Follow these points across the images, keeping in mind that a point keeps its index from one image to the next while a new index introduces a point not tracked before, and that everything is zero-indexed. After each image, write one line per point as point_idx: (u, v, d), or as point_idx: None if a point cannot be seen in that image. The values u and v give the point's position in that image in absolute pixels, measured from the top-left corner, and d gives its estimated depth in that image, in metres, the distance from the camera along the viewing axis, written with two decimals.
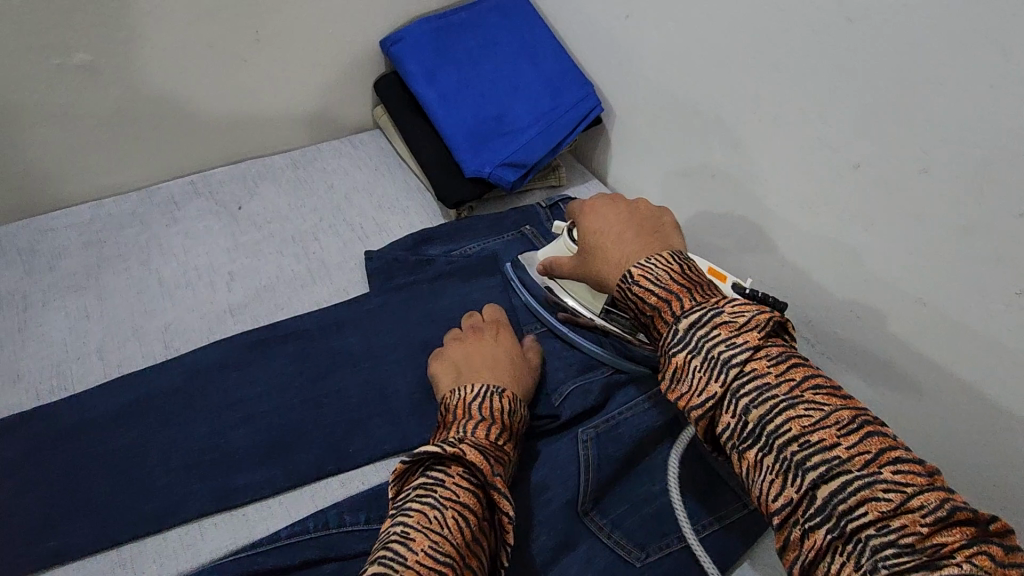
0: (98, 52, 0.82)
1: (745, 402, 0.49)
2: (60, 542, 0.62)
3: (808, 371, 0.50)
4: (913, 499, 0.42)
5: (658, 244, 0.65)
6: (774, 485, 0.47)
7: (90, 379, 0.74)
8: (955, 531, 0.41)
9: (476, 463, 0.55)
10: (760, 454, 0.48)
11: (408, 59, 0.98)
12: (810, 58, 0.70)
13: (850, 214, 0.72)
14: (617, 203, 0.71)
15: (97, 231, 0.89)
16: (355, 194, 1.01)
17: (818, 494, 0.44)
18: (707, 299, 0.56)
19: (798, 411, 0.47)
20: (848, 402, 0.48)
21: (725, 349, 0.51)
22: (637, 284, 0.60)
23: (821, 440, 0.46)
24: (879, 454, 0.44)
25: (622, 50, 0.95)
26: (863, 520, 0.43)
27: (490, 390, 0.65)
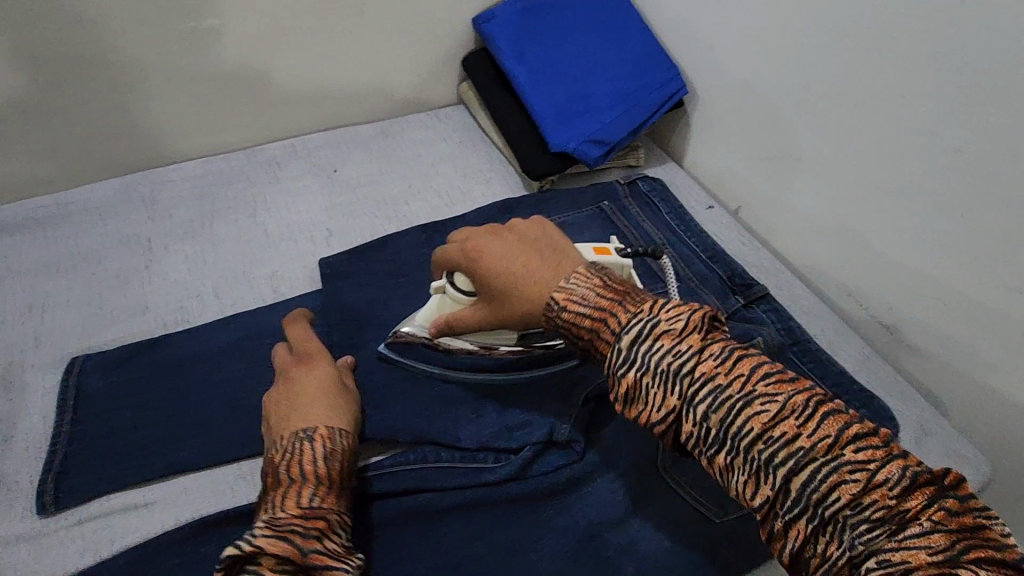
0: (228, 16, 0.89)
1: (704, 409, 0.50)
2: (181, 454, 0.67)
3: (755, 363, 0.51)
4: (877, 473, 0.45)
5: (565, 262, 0.64)
6: (749, 485, 0.48)
7: (207, 315, 0.81)
8: (918, 495, 0.44)
9: (280, 551, 0.50)
10: (729, 458, 0.49)
11: (499, 36, 1.02)
12: (916, 46, 0.73)
13: (943, 200, 0.75)
14: (502, 236, 0.67)
15: (209, 184, 0.96)
16: (441, 164, 1.06)
17: (790, 487, 0.46)
18: (644, 306, 0.56)
19: (755, 408, 0.48)
20: (798, 385, 0.49)
21: (673, 359, 0.51)
22: (566, 311, 0.60)
23: (783, 434, 0.47)
24: (838, 436, 0.46)
25: (714, 36, 0.98)
26: (837, 504, 0.45)
27: (296, 442, 0.60)
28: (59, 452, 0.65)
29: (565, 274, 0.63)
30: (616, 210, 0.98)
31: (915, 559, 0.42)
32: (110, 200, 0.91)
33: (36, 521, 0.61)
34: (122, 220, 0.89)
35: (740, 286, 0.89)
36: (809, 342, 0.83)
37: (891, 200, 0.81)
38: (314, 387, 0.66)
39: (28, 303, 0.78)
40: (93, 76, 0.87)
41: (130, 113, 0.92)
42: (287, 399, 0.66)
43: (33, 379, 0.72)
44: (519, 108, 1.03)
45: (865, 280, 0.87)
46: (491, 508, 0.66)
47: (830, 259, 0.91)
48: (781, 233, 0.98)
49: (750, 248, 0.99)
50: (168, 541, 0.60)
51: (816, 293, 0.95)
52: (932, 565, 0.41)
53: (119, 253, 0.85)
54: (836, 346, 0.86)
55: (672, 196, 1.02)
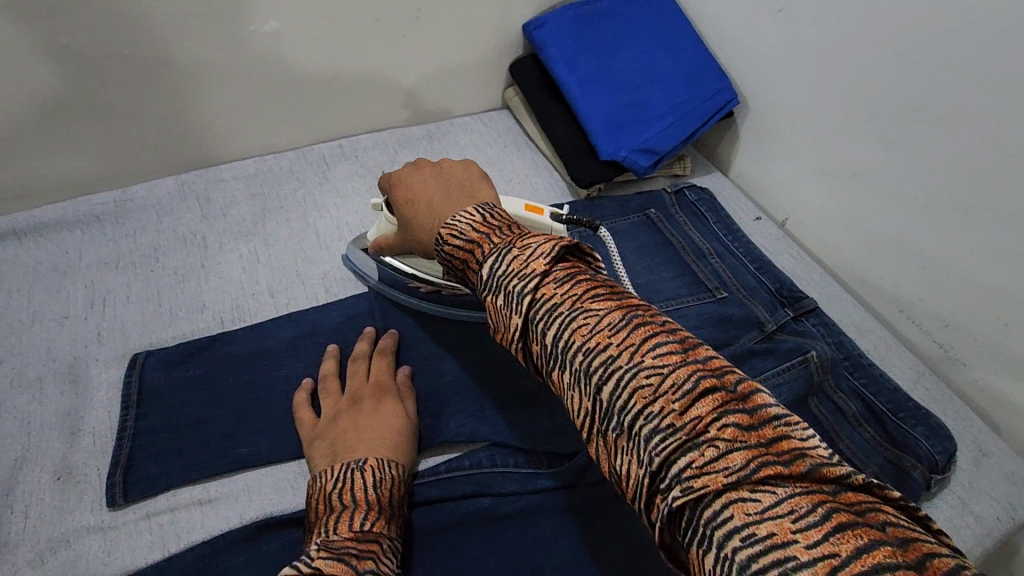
0: (286, 21, 0.90)
1: (537, 325, 0.46)
2: (245, 451, 0.68)
3: (587, 280, 0.46)
4: (673, 380, 0.40)
5: (467, 198, 0.60)
6: (576, 401, 0.44)
7: (263, 314, 0.82)
8: (707, 402, 0.38)
9: (342, 570, 0.45)
10: (557, 373, 0.45)
11: (550, 43, 1.02)
12: (989, 65, 0.71)
13: (1013, 218, 0.73)
14: (423, 169, 0.66)
15: (261, 184, 0.97)
16: (487, 168, 1.06)
17: (602, 399, 0.42)
18: (508, 237, 0.51)
19: (578, 321, 0.44)
20: (624, 300, 0.45)
21: (514, 280, 0.47)
22: (445, 245, 0.55)
23: (595, 345, 0.43)
24: (643, 343, 0.42)
25: (769, 47, 0.97)
26: (637, 414, 0.40)
27: (348, 470, 0.59)
28: (126, 446, 0.67)
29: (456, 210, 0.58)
30: (663, 218, 0.98)
31: (711, 481, 0.36)
32: (166, 199, 0.92)
33: (106, 515, 0.63)
34: (177, 219, 0.91)
35: (789, 299, 0.88)
36: (861, 357, 0.82)
37: (953, 218, 0.79)
38: (385, 419, 0.67)
39: (91, 299, 0.80)
40: (154, 78, 0.88)
41: (188, 116, 0.93)
42: (354, 429, 0.65)
43: (98, 374, 0.73)
44: (569, 115, 1.04)
45: (918, 297, 0.86)
46: (545, 514, 0.67)
47: (881, 274, 0.91)
48: (831, 245, 0.97)
49: (798, 260, 0.98)
50: (234, 537, 0.61)
51: (866, 307, 0.95)
52: (725, 486, 0.35)
53: (176, 251, 0.87)
54: (888, 362, 0.86)
55: (719, 206, 1.01)
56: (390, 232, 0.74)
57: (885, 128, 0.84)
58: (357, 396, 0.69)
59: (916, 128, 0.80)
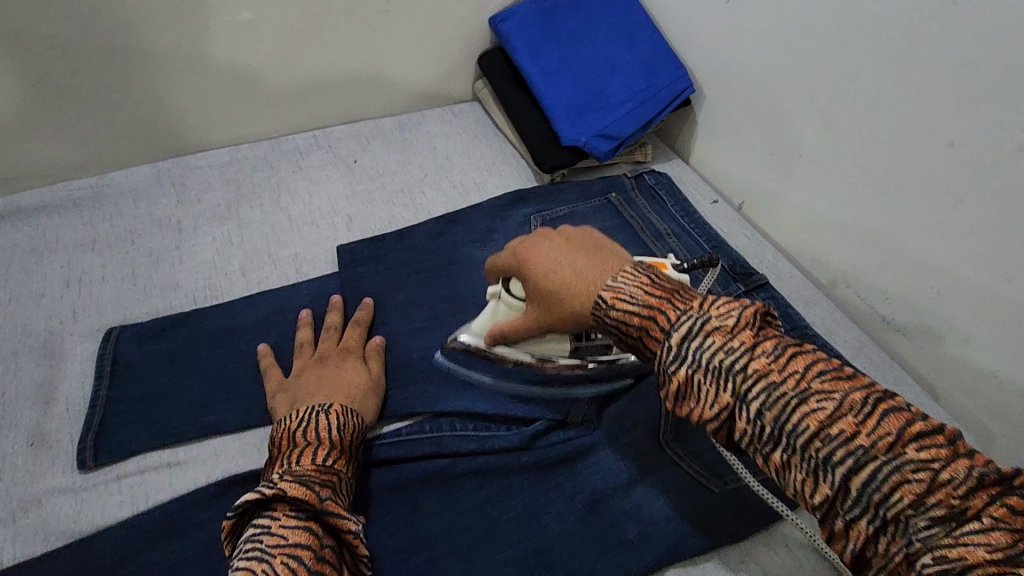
0: (259, 11, 0.94)
1: (758, 406, 0.49)
2: (213, 418, 0.71)
3: (809, 360, 0.49)
4: (942, 472, 0.42)
5: (613, 259, 0.64)
6: (807, 483, 0.46)
7: (235, 293, 0.85)
8: (980, 494, 0.41)
9: (299, 496, 0.54)
10: (785, 455, 0.48)
11: (514, 35, 1.07)
12: (914, 49, 0.77)
13: (941, 190, 0.79)
14: (552, 237, 0.68)
15: (236, 172, 1.00)
16: (456, 156, 1.10)
17: (851, 487, 0.44)
18: (691, 304, 0.55)
19: (810, 405, 0.47)
20: (856, 382, 0.48)
21: (726, 356, 0.51)
22: (613, 309, 0.58)
23: (840, 432, 0.45)
24: (900, 434, 0.44)
25: (721, 37, 1.02)
26: (900, 504, 0.42)
27: (314, 412, 0.65)
28: (97, 413, 0.70)
29: (610, 273, 0.62)
30: (623, 201, 1.03)
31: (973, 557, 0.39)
32: (142, 185, 0.96)
33: (77, 477, 0.66)
34: (153, 204, 0.94)
35: (740, 276, 0.93)
36: (806, 329, 0.87)
37: (892, 194, 0.84)
38: (347, 371, 0.73)
39: (67, 278, 0.83)
40: (129, 68, 0.91)
41: (163, 106, 0.96)
42: (322, 380, 0.71)
43: (72, 348, 0.76)
44: (534, 104, 1.08)
45: (862, 272, 0.91)
46: (500, 472, 0.70)
47: (828, 251, 0.95)
48: (782, 227, 1.02)
49: (751, 241, 1.03)
50: (203, 494, 0.64)
51: (815, 284, 0.99)
52: (989, 564, 0.38)
53: (151, 234, 0.90)
54: (833, 334, 0.90)
55: (676, 190, 1.06)
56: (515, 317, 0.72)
57: (828, 112, 0.89)
58: (325, 356, 0.75)
59: (858, 110, 0.85)
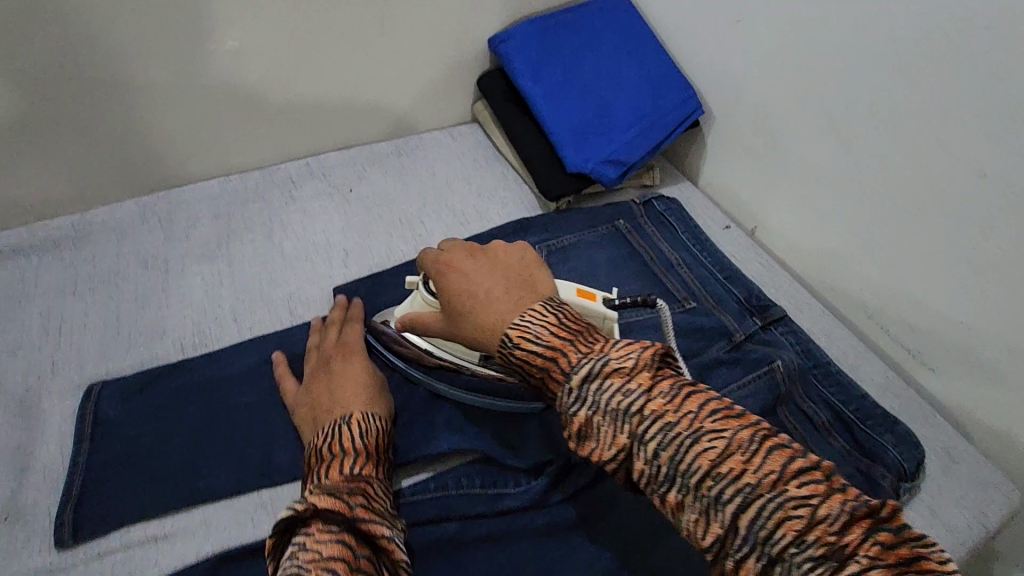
0: (246, 39, 0.89)
1: (655, 447, 0.51)
2: (203, 483, 0.66)
3: (702, 400, 0.52)
4: (819, 508, 0.45)
5: (528, 294, 0.65)
6: (701, 523, 0.48)
7: (225, 339, 0.80)
8: (855, 530, 0.44)
9: (330, 507, 0.54)
10: (680, 495, 0.50)
11: (515, 56, 1.02)
12: (940, 73, 0.73)
13: (969, 222, 0.75)
14: (476, 260, 0.69)
15: (226, 205, 0.95)
16: (456, 182, 1.05)
17: (741, 526, 0.46)
18: (595, 345, 0.57)
19: (703, 445, 0.50)
20: (744, 421, 0.51)
21: (624, 398, 0.53)
22: (517, 347, 0.59)
23: (729, 471, 0.48)
24: (782, 471, 0.47)
25: (731, 56, 0.98)
26: (783, 542, 0.45)
27: (335, 425, 0.64)
28: (78, 482, 0.65)
29: (522, 306, 0.63)
30: (631, 228, 0.98)
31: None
32: (126, 222, 0.90)
33: (55, 555, 0.61)
34: (138, 242, 0.89)
35: (757, 308, 0.89)
36: (830, 365, 0.83)
37: (916, 223, 0.80)
38: (354, 372, 0.70)
39: (46, 328, 0.78)
40: (108, 99, 0.86)
41: (148, 138, 0.92)
42: (329, 388, 0.69)
43: (50, 407, 0.71)
44: (536, 128, 1.03)
45: (885, 303, 0.87)
46: (513, 537, 0.66)
47: (847, 280, 0.91)
48: (799, 253, 0.98)
49: (767, 269, 0.99)
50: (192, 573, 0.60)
51: (834, 314, 0.95)
52: None
53: (136, 275, 0.85)
54: (857, 370, 0.86)
55: (687, 216, 1.02)
56: (426, 314, 0.71)
57: (847, 137, 0.85)
58: (327, 357, 0.73)
59: (877, 135, 0.81)
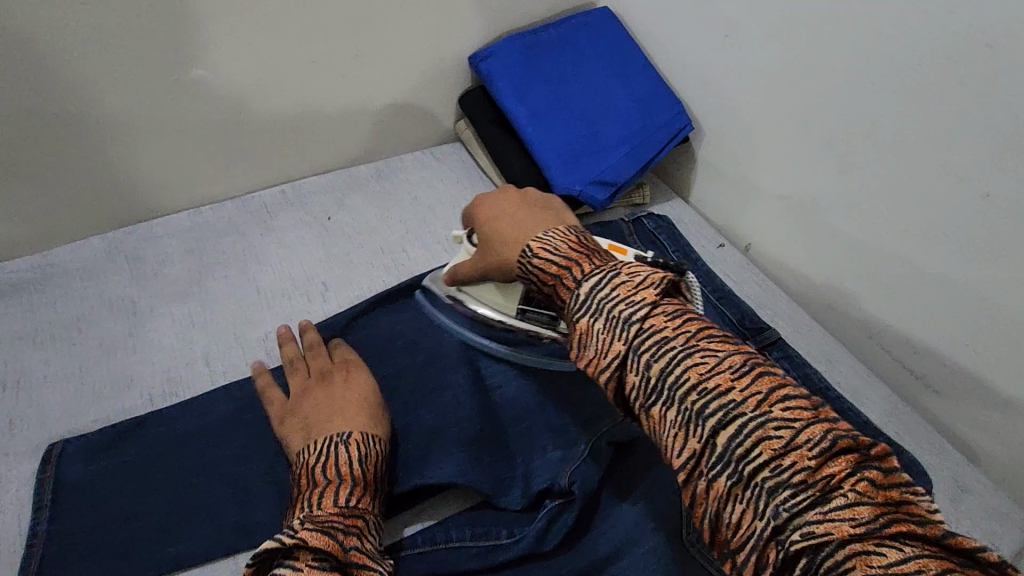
0: (212, 66, 0.84)
1: (647, 358, 0.48)
2: (175, 550, 0.62)
3: (702, 324, 0.50)
4: (803, 433, 0.43)
5: (552, 216, 0.66)
6: (680, 437, 0.46)
7: (198, 386, 0.76)
8: (841, 462, 0.42)
9: (322, 545, 0.52)
10: (663, 409, 0.47)
11: (498, 76, 0.98)
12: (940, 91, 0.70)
13: (973, 243, 0.72)
14: (509, 193, 0.71)
15: (197, 239, 0.91)
16: (440, 206, 1.01)
17: (718, 444, 0.44)
18: (606, 263, 0.56)
19: (694, 359, 0.47)
20: (741, 347, 0.49)
21: (624, 307, 0.50)
22: (536, 257, 0.59)
23: (716, 386, 0.46)
24: (770, 393, 0.45)
25: (720, 69, 0.95)
26: (759, 461, 0.43)
27: (333, 445, 0.62)
28: (38, 555, 0.60)
29: (543, 228, 0.63)
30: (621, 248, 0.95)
31: (837, 530, 0.40)
32: (91, 262, 0.86)
33: None
34: (104, 282, 0.84)
35: (752, 330, 0.86)
36: (829, 391, 0.80)
37: (916, 244, 0.77)
38: (354, 388, 0.70)
39: (2, 382, 0.73)
40: (66, 136, 0.81)
41: (113, 173, 0.87)
42: (326, 399, 0.68)
43: (9, 471, 0.66)
44: (522, 149, 1.00)
45: (886, 324, 0.84)
46: None
47: (846, 300, 0.88)
48: (795, 271, 0.95)
49: (764, 288, 0.96)
50: None
51: (833, 334, 0.92)
52: (850, 537, 0.39)
53: (102, 319, 0.80)
54: (860, 396, 0.83)
55: (678, 233, 0.99)
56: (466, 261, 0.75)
57: (843, 155, 0.82)
58: (327, 373, 0.73)
59: (875, 152, 0.78)
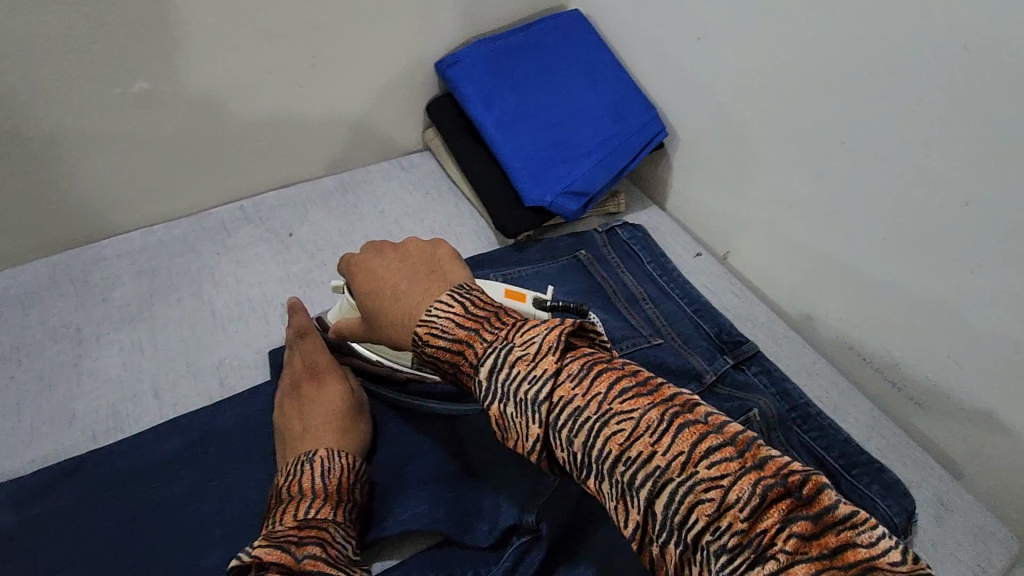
0: (158, 80, 0.80)
1: (567, 433, 0.46)
2: None
3: (613, 378, 0.47)
4: (731, 493, 0.40)
5: (436, 278, 0.60)
6: (619, 510, 0.44)
7: (146, 420, 0.72)
8: (773, 513, 0.40)
9: (275, 558, 0.52)
10: (598, 482, 0.45)
11: (464, 83, 0.95)
12: (916, 97, 0.67)
13: (952, 254, 0.69)
14: (388, 253, 0.64)
15: (148, 261, 0.86)
16: (406, 219, 0.98)
17: (655, 513, 0.42)
18: (500, 331, 0.51)
19: (612, 427, 0.45)
20: (656, 397, 0.45)
21: (528, 385, 0.47)
22: (427, 345, 0.54)
23: (639, 454, 0.43)
24: (691, 453, 0.42)
25: (693, 72, 0.92)
26: (697, 528, 0.41)
27: (297, 465, 0.63)
28: None
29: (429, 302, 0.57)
30: (594, 259, 0.92)
31: None
32: (34, 287, 0.81)
33: None
34: (48, 309, 0.79)
35: (728, 344, 0.83)
36: (807, 407, 0.77)
37: (893, 254, 0.75)
38: (327, 400, 0.70)
39: None
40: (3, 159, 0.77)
41: (55, 195, 0.82)
42: (301, 417, 0.68)
43: None
44: (491, 159, 0.96)
45: (866, 335, 0.81)
46: None
47: (825, 311, 0.86)
48: (773, 280, 0.92)
49: (742, 299, 0.93)
50: None
51: (813, 345, 0.89)
52: None
53: (45, 349, 0.76)
54: (841, 411, 0.81)
55: (653, 242, 0.95)
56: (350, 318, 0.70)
57: (818, 162, 0.79)
58: (298, 383, 0.72)
59: (851, 159, 0.76)
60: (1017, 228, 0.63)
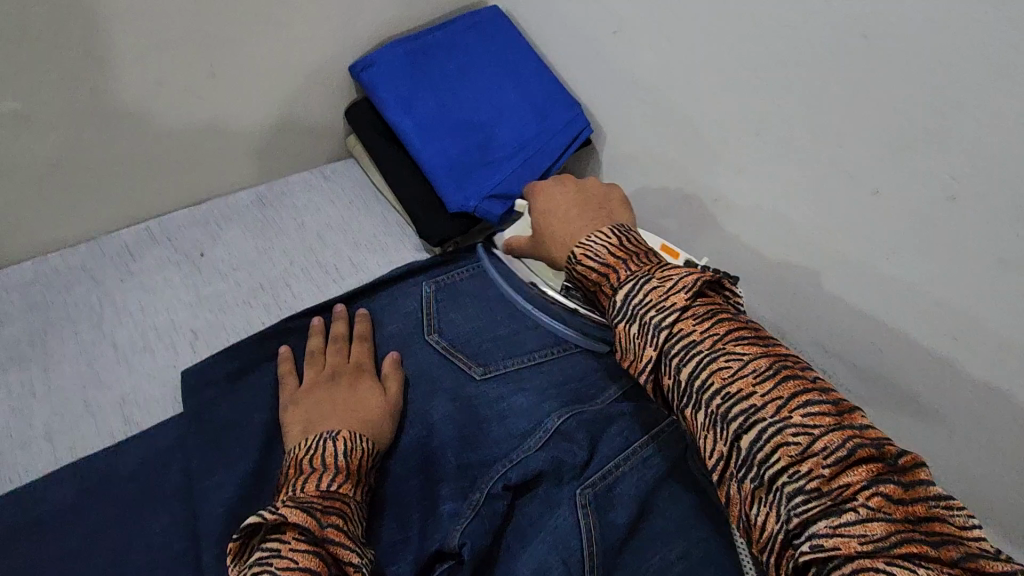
0: (28, 101, 0.72)
1: (677, 360, 0.52)
2: None
3: (732, 326, 0.52)
4: (820, 441, 0.45)
5: (604, 218, 0.68)
6: (707, 438, 0.50)
7: (37, 468, 0.67)
8: (857, 471, 0.44)
9: (301, 520, 0.51)
10: (692, 412, 0.51)
11: (380, 87, 0.90)
12: (824, 88, 0.67)
13: (869, 243, 0.69)
14: (565, 185, 0.73)
15: (42, 292, 0.80)
16: (328, 231, 0.93)
17: (741, 446, 0.48)
18: (645, 265, 0.58)
19: (719, 363, 0.50)
20: (769, 350, 0.51)
21: (655, 314, 0.53)
22: (580, 263, 0.61)
23: (739, 390, 0.49)
24: (790, 399, 0.47)
25: (614, 66, 0.89)
26: (778, 466, 0.46)
27: (321, 440, 0.61)
28: None
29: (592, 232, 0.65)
30: None
31: (844, 546, 0.41)
32: None
33: None
34: None
35: None
36: None
37: (815, 244, 0.74)
38: (363, 395, 0.70)
39: None
40: None
41: None
42: (332, 402, 0.68)
43: None
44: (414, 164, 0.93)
45: (794, 324, 0.82)
46: None
47: (755, 301, 0.85)
48: None
49: None
50: None
51: None
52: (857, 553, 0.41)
53: None
54: None
55: None
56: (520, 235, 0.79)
57: (740, 155, 0.78)
58: (337, 371, 0.73)
59: (769, 152, 0.75)
60: (925, 214, 0.63)
